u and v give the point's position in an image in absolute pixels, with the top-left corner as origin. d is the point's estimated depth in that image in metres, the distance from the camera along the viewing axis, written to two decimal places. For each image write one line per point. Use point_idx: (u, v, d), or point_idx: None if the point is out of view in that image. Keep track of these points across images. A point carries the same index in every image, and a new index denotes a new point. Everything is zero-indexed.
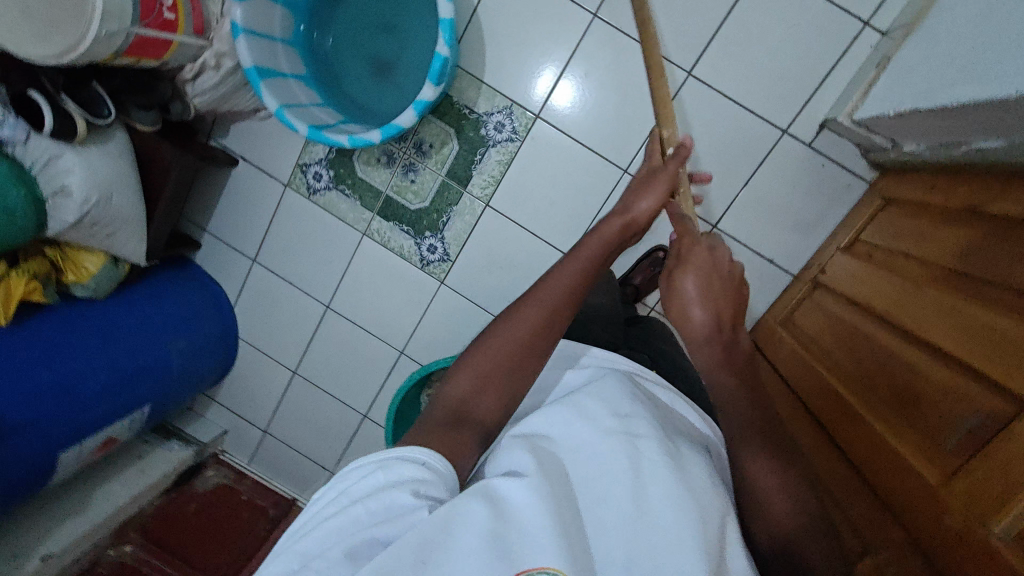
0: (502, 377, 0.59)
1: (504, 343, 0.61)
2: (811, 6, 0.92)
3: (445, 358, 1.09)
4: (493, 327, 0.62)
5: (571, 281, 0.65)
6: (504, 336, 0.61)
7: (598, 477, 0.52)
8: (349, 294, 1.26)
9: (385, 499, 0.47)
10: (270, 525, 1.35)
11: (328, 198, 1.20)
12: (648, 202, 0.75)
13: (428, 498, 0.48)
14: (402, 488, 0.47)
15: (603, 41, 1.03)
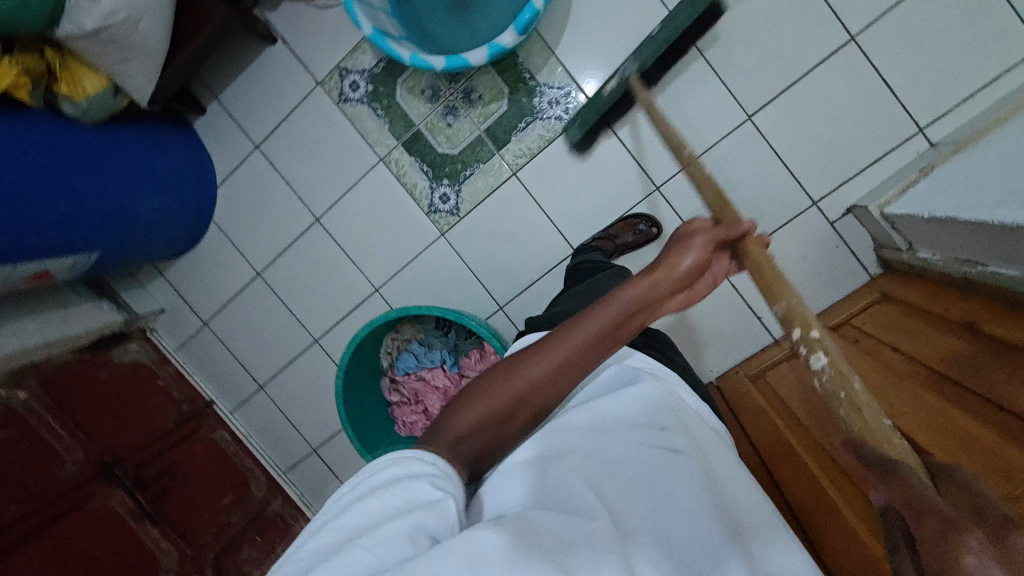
0: (494, 427, 0.52)
1: (496, 396, 0.53)
2: (879, 97, 0.96)
3: (424, 307, 1.06)
4: (499, 375, 0.53)
5: (579, 342, 0.53)
6: (510, 393, 0.52)
7: (634, 489, 0.49)
8: (345, 215, 1.20)
9: (402, 490, 0.42)
10: (179, 419, 1.27)
11: (357, 111, 1.14)
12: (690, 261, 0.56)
13: (446, 492, 0.43)
14: (419, 478, 0.43)
15: (681, 57, 1.03)
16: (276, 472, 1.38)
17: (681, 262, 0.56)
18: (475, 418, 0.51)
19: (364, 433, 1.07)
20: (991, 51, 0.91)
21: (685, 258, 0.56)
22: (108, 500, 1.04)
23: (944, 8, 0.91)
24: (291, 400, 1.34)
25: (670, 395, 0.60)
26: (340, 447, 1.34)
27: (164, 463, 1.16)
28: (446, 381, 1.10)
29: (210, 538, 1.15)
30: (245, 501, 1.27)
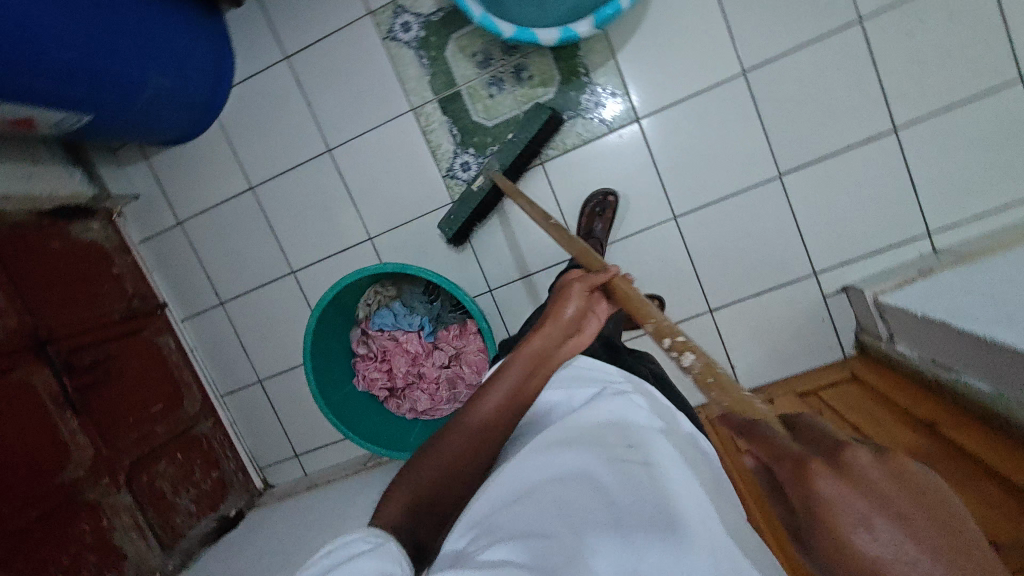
0: (438, 488, 0.60)
1: (431, 466, 0.61)
2: (902, 192, 1.00)
3: (417, 270, 1.03)
4: (431, 449, 0.62)
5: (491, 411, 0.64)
6: (445, 446, 0.62)
7: (590, 498, 0.50)
8: (359, 154, 1.15)
9: (343, 551, 0.50)
10: (126, 314, 1.19)
11: (402, 54, 1.09)
12: (572, 308, 0.69)
13: (378, 542, 0.52)
14: (355, 538, 0.51)
15: (736, 97, 1.02)
16: (214, 393, 1.33)
17: (566, 311, 0.69)
18: (413, 494, 0.59)
19: (323, 378, 1.04)
20: (1010, 180, 0.97)
21: (569, 307, 0.69)
22: (31, 376, 0.95)
23: (984, 128, 0.95)
24: (250, 325, 1.28)
25: (631, 411, 0.61)
26: (289, 384, 1.30)
27: (100, 352, 1.08)
28: (418, 348, 1.08)
29: (130, 442, 1.08)
30: (175, 414, 1.21)
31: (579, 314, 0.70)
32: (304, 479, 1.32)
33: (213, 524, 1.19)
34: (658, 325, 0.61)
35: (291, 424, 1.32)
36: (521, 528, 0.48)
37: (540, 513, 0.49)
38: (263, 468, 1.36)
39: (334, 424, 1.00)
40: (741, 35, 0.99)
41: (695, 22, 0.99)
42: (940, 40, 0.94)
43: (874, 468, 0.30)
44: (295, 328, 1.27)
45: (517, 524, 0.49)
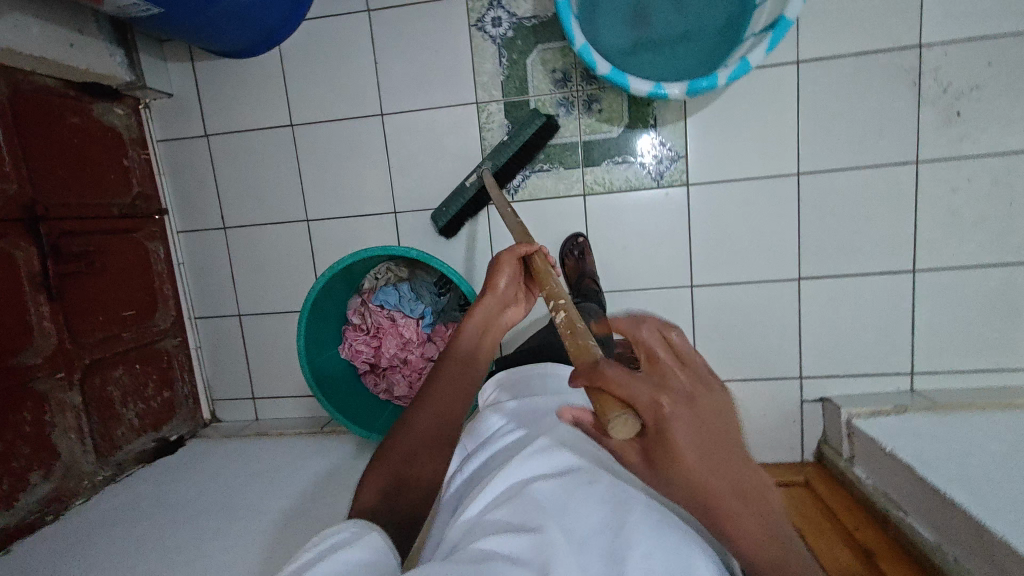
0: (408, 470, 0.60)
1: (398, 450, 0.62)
2: (900, 329, 1.06)
3: (435, 262, 1.02)
4: (399, 430, 0.64)
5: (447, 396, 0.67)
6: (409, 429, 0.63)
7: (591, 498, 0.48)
8: (410, 127, 1.13)
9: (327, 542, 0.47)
10: (125, 210, 1.14)
11: (484, 46, 1.08)
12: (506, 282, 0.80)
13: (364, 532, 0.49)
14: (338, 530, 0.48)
15: (784, 194, 1.05)
16: (187, 313, 1.29)
17: (499, 282, 0.79)
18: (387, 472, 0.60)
19: (310, 336, 1.03)
20: (995, 348, 1.04)
21: (500, 279, 0.79)
22: (15, 251, 0.91)
23: (989, 296, 1.02)
24: (246, 258, 1.25)
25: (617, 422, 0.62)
26: (267, 327, 1.27)
27: (88, 242, 1.04)
28: (412, 335, 1.07)
29: (93, 341, 1.04)
30: (144, 324, 1.17)
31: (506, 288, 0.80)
32: (253, 424, 1.29)
33: (150, 444, 1.16)
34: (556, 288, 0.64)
35: (257, 366, 1.29)
36: (513, 519, 0.46)
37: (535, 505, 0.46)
38: (214, 400, 1.33)
39: (309, 385, 1.00)
40: (808, 139, 1.02)
41: (770, 113, 1.02)
42: (979, 204, 0.99)
43: (690, 424, 0.33)
44: (290, 274, 1.24)
45: (518, 514, 0.46)
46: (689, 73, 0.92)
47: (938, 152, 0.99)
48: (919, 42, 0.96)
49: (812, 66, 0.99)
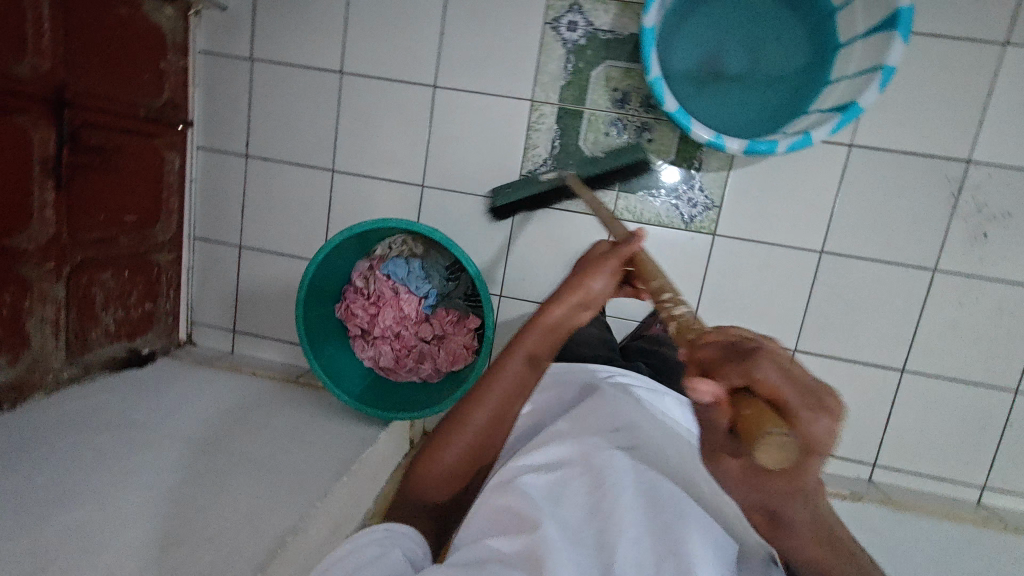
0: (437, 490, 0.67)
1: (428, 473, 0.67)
2: (875, 421, 1.09)
3: (453, 247, 1.01)
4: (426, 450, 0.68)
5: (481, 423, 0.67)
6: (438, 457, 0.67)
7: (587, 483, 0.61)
8: (459, 106, 1.12)
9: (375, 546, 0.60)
10: (151, 114, 1.10)
11: (554, 47, 1.07)
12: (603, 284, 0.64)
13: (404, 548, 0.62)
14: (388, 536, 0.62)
15: (803, 267, 1.06)
16: (188, 231, 1.25)
17: (592, 285, 0.64)
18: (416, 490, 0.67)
19: (311, 289, 1.01)
20: (954, 460, 1.08)
21: (599, 278, 0.64)
22: (33, 129, 0.87)
23: (964, 411, 1.06)
24: (261, 192, 1.22)
25: (619, 410, 0.72)
26: (265, 264, 1.25)
27: (107, 137, 1.00)
28: (411, 312, 1.07)
29: (91, 238, 1.01)
30: (142, 232, 1.13)
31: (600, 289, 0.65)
32: (228, 356, 1.27)
33: (121, 352, 1.12)
34: (659, 286, 0.61)
35: (245, 300, 1.27)
36: (516, 511, 0.58)
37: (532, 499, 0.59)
38: (194, 323, 1.30)
39: (299, 336, 0.99)
40: (840, 220, 1.04)
41: (811, 187, 1.03)
42: (979, 324, 1.03)
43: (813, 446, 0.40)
44: (302, 220, 1.22)
45: (520, 510, 0.58)
46: (752, 125, 0.94)
47: (957, 265, 1.02)
48: (968, 157, 0.98)
49: (862, 152, 1.01)
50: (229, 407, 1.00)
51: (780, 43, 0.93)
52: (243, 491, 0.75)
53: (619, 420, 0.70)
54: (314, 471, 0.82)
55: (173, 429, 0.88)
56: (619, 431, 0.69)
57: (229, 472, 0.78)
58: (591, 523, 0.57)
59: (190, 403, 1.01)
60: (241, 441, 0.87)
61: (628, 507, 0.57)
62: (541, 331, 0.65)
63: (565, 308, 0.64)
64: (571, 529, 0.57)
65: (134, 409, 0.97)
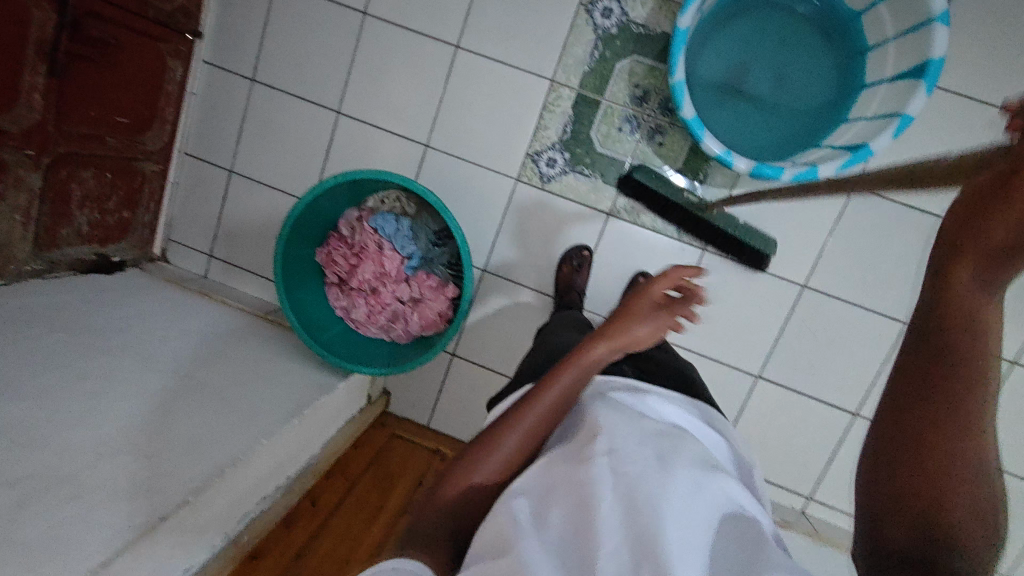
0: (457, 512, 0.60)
1: (454, 494, 0.60)
2: (819, 457, 1.12)
3: (444, 213, 1.00)
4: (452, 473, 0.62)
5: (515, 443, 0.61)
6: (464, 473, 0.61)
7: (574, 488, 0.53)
8: (477, 72, 1.09)
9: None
10: (161, 17, 1.06)
11: (584, 31, 1.05)
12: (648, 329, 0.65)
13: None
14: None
15: (782, 298, 1.07)
16: (179, 145, 1.22)
17: (637, 331, 0.65)
18: (436, 515, 0.60)
19: (295, 227, 1.00)
20: None
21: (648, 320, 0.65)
22: (33, 8, 0.83)
23: None
24: (262, 120, 1.19)
25: (623, 406, 0.62)
26: (253, 195, 1.22)
27: (111, 32, 0.96)
28: (392, 270, 1.05)
29: (77, 132, 0.97)
30: (132, 137, 1.09)
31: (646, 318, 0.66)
32: (199, 280, 1.25)
33: (90, 256, 1.09)
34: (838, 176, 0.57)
35: (226, 226, 1.25)
36: (501, 539, 0.52)
37: (514, 521, 0.53)
38: (170, 240, 1.28)
39: (274, 273, 0.97)
40: (828, 260, 1.05)
41: (808, 222, 1.04)
42: None
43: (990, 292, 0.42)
44: (299, 156, 1.19)
45: (501, 531, 0.53)
46: (762, 148, 0.93)
47: None
48: None
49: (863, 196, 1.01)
50: (191, 329, 0.99)
51: (807, 72, 0.93)
52: (191, 414, 0.74)
53: (609, 408, 0.61)
54: (266, 408, 0.82)
55: (130, 340, 0.87)
56: (621, 422, 0.58)
57: (180, 392, 0.77)
58: (573, 541, 0.50)
59: (152, 318, 0.99)
60: (197, 365, 0.86)
61: (611, 520, 0.50)
62: (580, 368, 0.63)
63: (608, 346, 0.64)
64: (555, 548, 0.51)
65: (94, 311, 0.95)
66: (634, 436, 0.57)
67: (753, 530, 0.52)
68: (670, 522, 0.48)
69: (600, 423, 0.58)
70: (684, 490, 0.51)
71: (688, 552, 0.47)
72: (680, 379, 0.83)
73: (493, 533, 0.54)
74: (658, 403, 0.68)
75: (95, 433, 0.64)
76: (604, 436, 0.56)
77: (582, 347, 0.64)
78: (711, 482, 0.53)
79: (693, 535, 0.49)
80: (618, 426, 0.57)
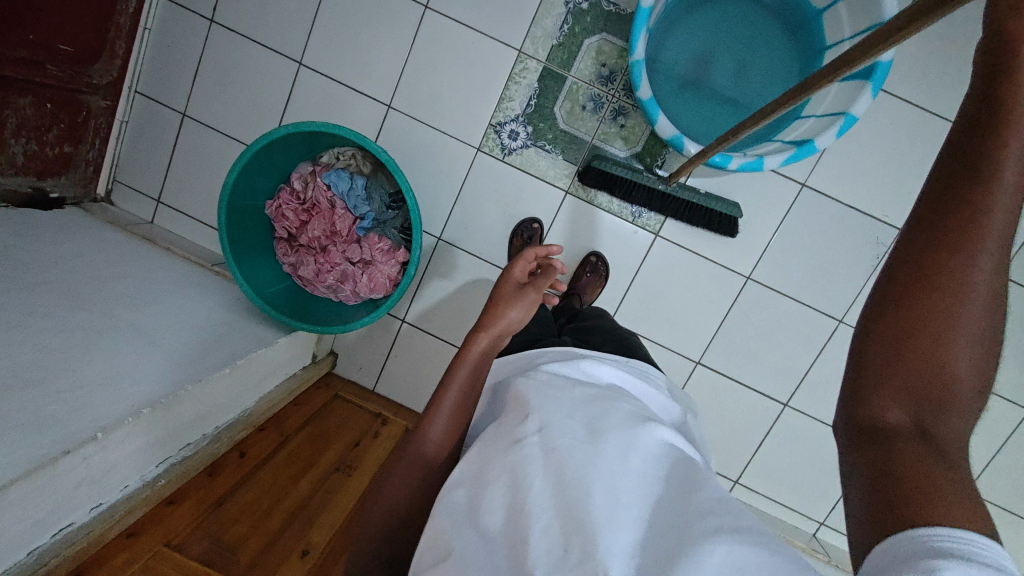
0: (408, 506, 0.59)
1: (400, 487, 0.60)
2: (749, 443, 1.17)
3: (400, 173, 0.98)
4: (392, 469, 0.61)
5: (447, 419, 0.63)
6: (409, 462, 0.61)
7: (509, 467, 0.52)
8: (445, 35, 1.07)
9: None
10: None
11: (555, 3, 1.03)
12: (518, 312, 0.75)
13: None
14: None
15: (728, 288, 1.10)
16: (129, 82, 1.16)
17: (511, 315, 0.74)
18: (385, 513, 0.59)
19: (242, 176, 0.97)
20: (805, 493, 1.18)
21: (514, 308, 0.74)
22: None
23: (826, 452, 1.16)
24: (219, 64, 1.14)
25: (556, 381, 0.62)
26: (207, 141, 1.18)
27: None
28: (344, 229, 1.04)
29: (14, 55, 0.90)
30: (76, 67, 1.03)
31: (510, 297, 0.77)
32: (145, 225, 1.21)
33: (25, 189, 1.03)
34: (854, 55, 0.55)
35: (177, 171, 1.20)
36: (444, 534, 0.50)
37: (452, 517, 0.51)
38: (116, 180, 1.23)
39: (218, 221, 0.95)
40: (773, 254, 1.08)
41: (758, 215, 1.06)
42: None
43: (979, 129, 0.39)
44: (256, 106, 1.15)
45: (442, 529, 0.51)
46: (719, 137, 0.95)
47: None
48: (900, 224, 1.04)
49: (812, 194, 1.04)
50: (128, 274, 0.95)
51: (766, 68, 0.95)
52: (117, 360, 0.72)
53: (540, 386, 0.61)
54: (200, 358, 0.80)
55: (59, 276, 0.83)
56: (554, 398, 0.58)
57: (106, 335, 0.75)
58: (509, 518, 0.49)
59: (88, 257, 0.94)
60: (130, 309, 0.83)
61: (541, 493, 0.49)
62: (471, 363, 0.68)
63: (490, 335, 0.71)
64: (495, 530, 0.49)
65: (26, 241, 0.89)
66: (566, 410, 0.56)
67: (702, 474, 0.53)
68: (597, 484, 0.48)
69: (529, 401, 0.58)
70: (612, 452, 0.51)
71: (620, 511, 0.47)
72: (620, 345, 0.84)
73: (437, 530, 0.51)
74: (593, 370, 0.69)
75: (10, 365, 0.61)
76: (532, 414, 0.56)
77: (465, 345, 0.70)
78: (641, 439, 0.54)
79: (623, 492, 0.48)
80: (546, 402, 0.57)
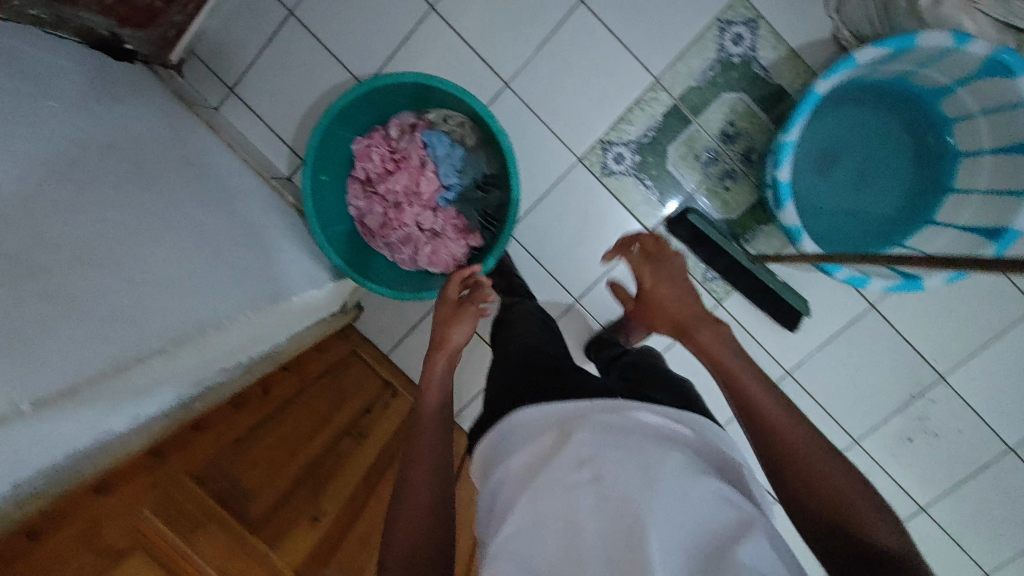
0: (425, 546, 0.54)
1: (407, 537, 0.54)
2: None
3: (506, 159, 0.94)
4: (401, 496, 0.57)
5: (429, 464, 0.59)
6: (414, 500, 0.56)
7: (566, 517, 0.50)
8: (590, 37, 1.02)
9: None
10: None
11: (708, 46, 1.01)
12: (460, 333, 0.75)
13: None
14: None
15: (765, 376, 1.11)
16: None
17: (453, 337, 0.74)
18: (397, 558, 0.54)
19: (347, 108, 0.90)
20: None
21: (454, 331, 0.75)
22: None
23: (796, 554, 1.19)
24: None
25: (610, 419, 0.58)
26: (303, 49, 1.09)
27: None
28: (425, 193, 0.99)
29: None
30: None
31: (447, 319, 0.79)
32: (208, 110, 1.10)
33: (102, 31, 0.91)
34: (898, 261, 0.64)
35: (260, 67, 1.11)
36: None
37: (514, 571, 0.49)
38: (191, 52, 1.12)
39: (308, 144, 0.88)
40: (820, 359, 1.09)
41: (820, 320, 1.07)
42: None
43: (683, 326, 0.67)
44: (368, 33, 1.07)
45: None
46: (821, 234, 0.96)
47: (873, 447, 1.12)
48: (945, 372, 1.07)
49: (876, 317, 1.06)
50: (193, 167, 0.86)
51: (888, 186, 0.96)
52: (176, 275, 0.65)
53: (596, 424, 0.57)
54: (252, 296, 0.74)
55: (132, 149, 0.73)
56: (609, 440, 0.55)
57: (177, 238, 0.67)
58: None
59: (156, 133, 0.85)
60: (197, 214, 0.75)
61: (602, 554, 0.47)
62: (432, 424, 0.64)
63: (444, 362, 0.71)
64: None
65: (101, 93, 0.79)
66: (620, 455, 0.53)
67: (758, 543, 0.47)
68: (658, 513, 0.48)
69: (579, 427, 0.57)
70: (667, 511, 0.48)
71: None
72: (672, 389, 0.80)
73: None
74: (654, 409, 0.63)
75: (74, 254, 0.53)
76: (587, 459, 0.53)
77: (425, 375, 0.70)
78: (696, 497, 0.49)
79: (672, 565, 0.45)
80: (602, 446, 0.54)
